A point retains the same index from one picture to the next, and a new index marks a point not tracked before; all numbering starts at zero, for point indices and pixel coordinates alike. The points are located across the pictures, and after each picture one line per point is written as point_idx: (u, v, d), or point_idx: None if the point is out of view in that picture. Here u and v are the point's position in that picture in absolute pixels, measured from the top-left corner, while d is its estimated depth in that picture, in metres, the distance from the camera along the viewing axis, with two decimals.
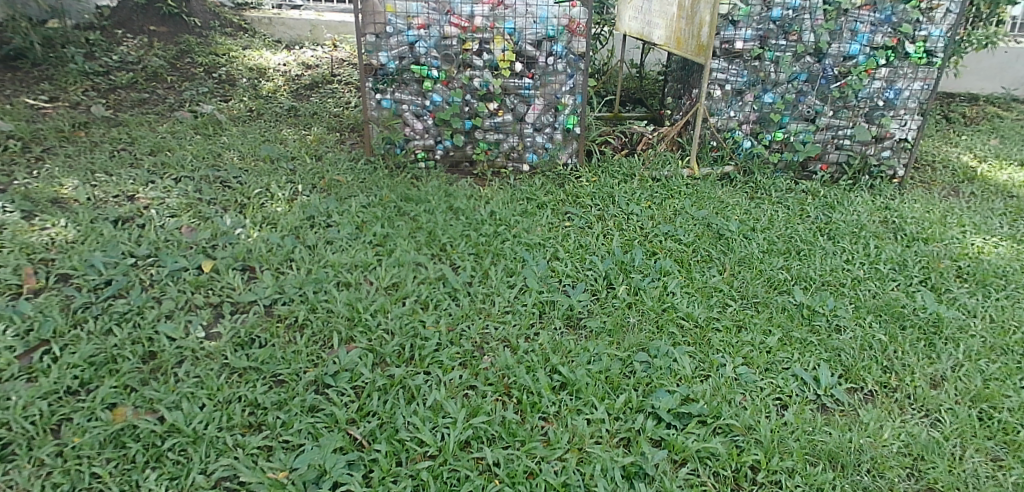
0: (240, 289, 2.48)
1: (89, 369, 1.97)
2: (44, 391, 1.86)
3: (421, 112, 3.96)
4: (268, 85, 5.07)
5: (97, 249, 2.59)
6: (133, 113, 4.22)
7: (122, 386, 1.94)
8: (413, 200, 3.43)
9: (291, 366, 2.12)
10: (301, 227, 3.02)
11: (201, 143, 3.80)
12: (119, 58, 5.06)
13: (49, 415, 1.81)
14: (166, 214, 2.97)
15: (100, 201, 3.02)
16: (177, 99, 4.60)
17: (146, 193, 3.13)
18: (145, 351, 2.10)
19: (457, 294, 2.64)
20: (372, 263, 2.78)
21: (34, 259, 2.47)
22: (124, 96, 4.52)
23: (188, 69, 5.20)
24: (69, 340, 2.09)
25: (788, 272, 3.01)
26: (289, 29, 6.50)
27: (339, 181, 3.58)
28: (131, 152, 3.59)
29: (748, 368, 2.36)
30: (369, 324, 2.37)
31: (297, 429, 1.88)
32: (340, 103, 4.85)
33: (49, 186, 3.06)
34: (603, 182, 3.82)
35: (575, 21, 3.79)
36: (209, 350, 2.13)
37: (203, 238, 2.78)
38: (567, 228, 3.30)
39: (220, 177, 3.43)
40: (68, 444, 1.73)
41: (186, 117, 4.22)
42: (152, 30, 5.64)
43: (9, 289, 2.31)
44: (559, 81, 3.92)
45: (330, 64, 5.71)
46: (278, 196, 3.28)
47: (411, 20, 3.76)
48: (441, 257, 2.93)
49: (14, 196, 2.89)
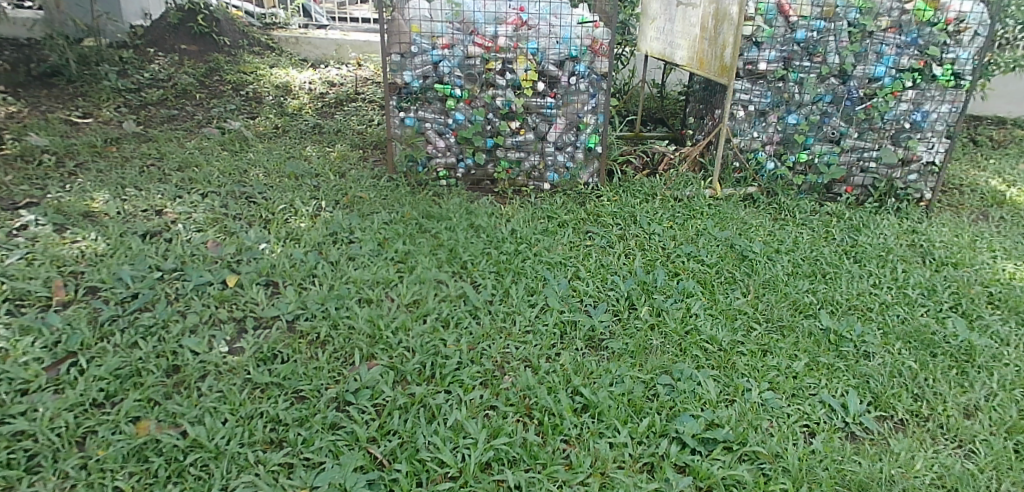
0: (263, 304, 2.49)
1: (114, 382, 1.98)
2: (70, 403, 1.87)
3: (444, 130, 3.99)
4: (294, 103, 5.13)
5: (125, 262, 2.62)
6: (163, 129, 4.30)
7: (146, 399, 1.95)
8: (434, 217, 3.44)
9: (312, 382, 2.11)
10: (324, 242, 3.04)
11: (227, 159, 3.86)
12: (151, 76, 5.16)
13: (75, 427, 1.81)
14: (192, 229, 3.00)
15: (129, 215, 3.06)
16: (205, 115, 4.68)
17: (174, 208, 3.17)
18: (169, 365, 2.11)
19: (478, 313, 2.63)
20: (393, 280, 2.78)
21: (64, 272, 2.51)
22: (154, 112, 4.61)
23: (217, 87, 5.29)
24: (96, 353, 2.10)
25: (814, 295, 2.97)
26: (315, 49, 6.60)
27: (361, 197, 3.60)
28: (159, 168, 3.64)
29: (774, 393, 2.32)
30: (390, 342, 2.37)
31: (318, 447, 1.86)
32: (363, 121, 4.91)
33: (81, 199, 3.11)
34: (625, 202, 3.81)
35: (597, 42, 3.82)
36: (232, 365, 2.14)
37: (228, 253, 2.81)
38: (588, 247, 3.29)
39: (245, 193, 3.47)
40: (92, 457, 1.73)
41: (214, 133, 4.29)
42: (183, 48, 5.77)
43: (39, 301, 2.34)
44: (581, 100, 3.93)
45: (354, 82, 5.78)
46: (302, 212, 3.31)
47: (436, 40, 3.81)
48: (461, 275, 2.93)
49: (47, 210, 2.94)
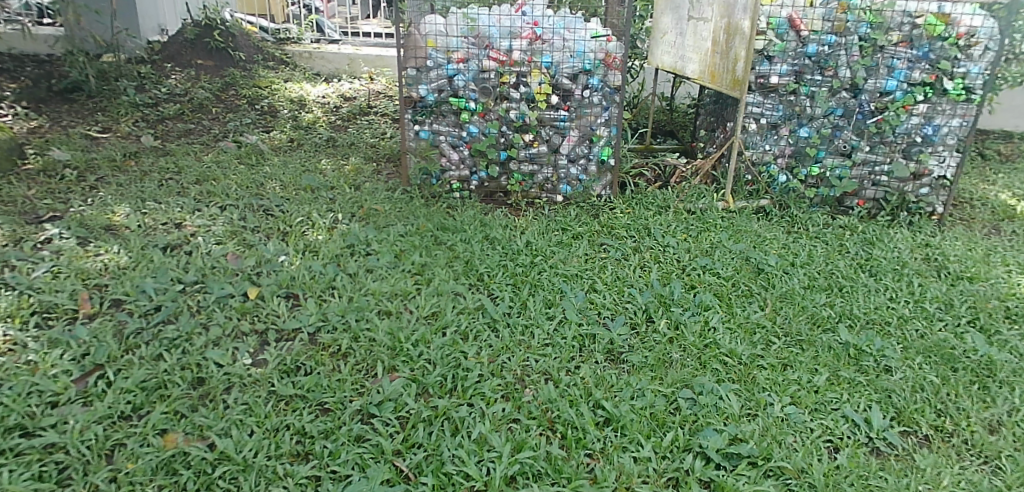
0: (284, 316, 2.50)
1: (141, 395, 1.99)
2: (99, 416, 1.88)
3: (458, 143, 4.01)
4: (308, 116, 5.17)
5: (148, 275, 2.64)
6: (180, 143, 4.34)
7: (173, 412, 1.96)
8: (449, 229, 3.46)
9: (335, 395, 2.12)
10: (341, 254, 3.05)
11: (245, 173, 3.89)
12: (168, 91, 5.22)
13: (104, 439, 1.82)
14: (212, 241, 3.02)
15: (150, 228, 3.09)
16: (221, 129, 4.72)
17: (193, 221, 3.20)
18: (194, 377, 2.11)
19: (497, 325, 2.63)
20: (411, 292, 2.79)
21: (89, 285, 2.53)
22: (171, 127, 4.65)
23: (233, 101, 5.34)
24: (123, 365, 2.11)
25: (831, 309, 2.96)
26: (327, 63, 6.63)
27: (376, 209, 3.63)
28: (178, 181, 3.67)
29: (797, 407, 2.31)
30: (411, 354, 2.37)
31: (344, 459, 1.86)
32: (376, 134, 4.94)
33: (103, 213, 3.14)
34: (638, 214, 3.82)
35: (610, 56, 3.86)
36: (256, 377, 2.14)
37: (248, 266, 2.82)
38: (603, 259, 3.29)
39: (263, 206, 3.50)
40: (121, 470, 1.74)
41: (230, 147, 4.33)
42: (199, 64, 5.83)
43: (66, 313, 2.36)
44: (594, 113, 3.95)
45: (366, 96, 5.83)
46: (320, 225, 3.33)
47: (451, 54, 3.84)
48: (478, 287, 2.93)
49: (70, 223, 2.97)
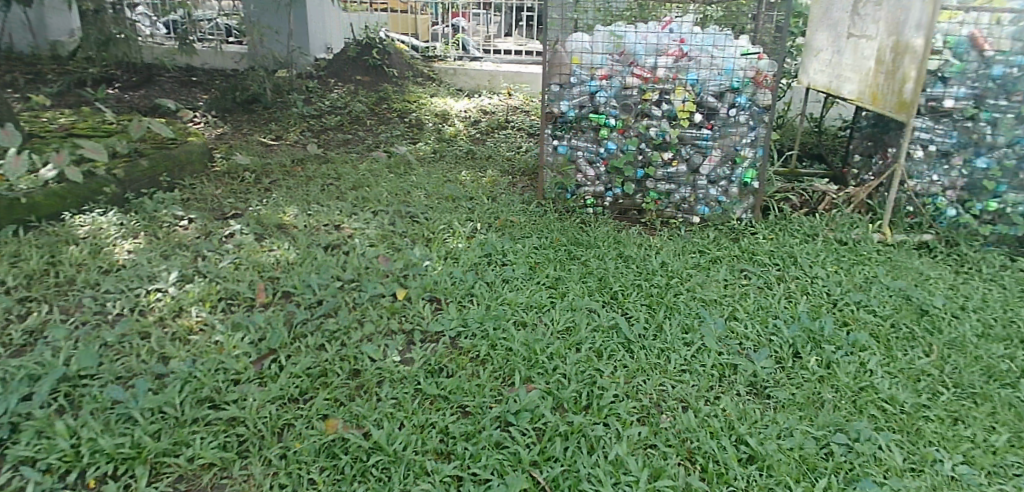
0: (428, 318, 2.60)
1: (307, 380, 2.14)
2: (273, 396, 2.04)
3: (594, 159, 3.98)
4: (450, 129, 5.39)
5: (312, 271, 2.84)
6: (339, 151, 4.68)
7: (333, 399, 2.09)
8: (582, 245, 3.45)
9: (476, 399, 2.16)
10: (480, 263, 3.13)
11: (395, 181, 4.11)
12: (330, 104, 5.64)
13: (276, 418, 1.97)
14: (366, 243, 3.21)
15: (314, 228, 3.33)
16: (374, 140, 5.03)
17: (350, 224, 3.42)
18: (351, 369, 2.24)
19: (631, 346, 2.58)
20: (545, 305, 2.80)
21: (264, 277, 2.76)
22: (331, 136, 5.02)
23: (385, 114, 5.68)
24: (292, 352, 2.29)
25: (1012, 362, 2.62)
26: (469, 79, 6.85)
27: (513, 221, 3.69)
28: (337, 187, 3.95)
29: (971, 468, 2.06)
30: (547, 367, 2.37)
31: (485, 464, 1.89)
32: (513, 147, 5.04)
33: (275, 213, 3.43)
34: (783, 241, 3.61)
35: (761, 74, 3.70)
36: (404, 374, 2.24)
37: (396, 268, 2.97)
38: (744, 286, 3.13)
39: (410, 213, 3.67)
40: (290, 448, 1.86)
41: (382, 156, 4.59)
42: (358, 79, 6.26)
43: (245, 301, 2.59)
44: (739, 133, 3.80)
45: (505, 111, 5.98)
46: (460, 233, 3.44)
47: (595, 71, 3.84)
48: (613, 305, 2.89)
49: (249, 221, 3.27)
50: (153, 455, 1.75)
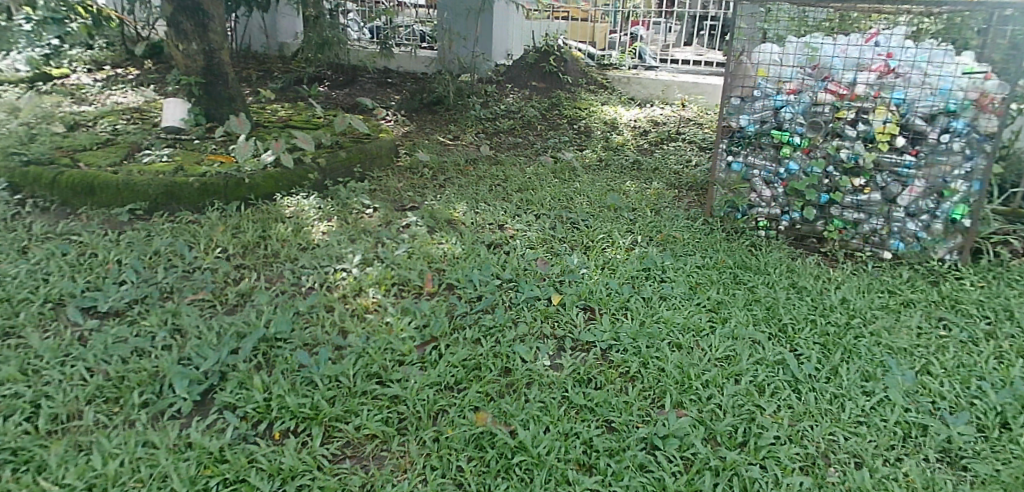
0: (580, 327, 2.63)
1: (462, 371, 2.26)
2: (431, 381, 2.18)
3: (772, 179, 3.75)
4: (618, 138, 5.36)
5: (475, 267, 2.98)
6: (508, 154, 4.86)
7: (484, 393, 2.19)
8: (752, 269, 3.29)
9: (623, 416, 2.15)
10: (637, 277, 3.10)
11: (558, 186, 4.18)
12: (505, 108, 5.87)
13: (433, 402, 2.09)
14: (526, 245, 3.31)
15: (480, 226, 3.49)
16: (542, 144, 5.16)
17: (513, 224, 3.55)
18: (503, 366, 2.33)
19: (800, 386, 2.41)
20: (704, 329, 2.71)
21: (432, 267, 2.94)
22: (503, 139, 5.24)
23: (555, 120, 5.79)
24: (451, 341, 2.43)
25: None
26: (643, 89, 6.67)
27: (674, 237, 3.60)
28: (504, 188, 4.10)
29: None
30: (700, 395, 2.30)
31: (627, 484, 1.88)
32: (681, 161, 4.90)
33: (447, 208, 3.65)
34: (997, 290, 3.13)
35: (986, 96, 3.26)
36: (553, 379, 2.29)
37: (553, 273, 3.03)
38: (944, 338, 2.75)
39: (571, 219, 3.72)
40: (443, 433, 1.98)
41: (548, 162, 4.70)
42: (534, 85, 6.48)
43: (414, 288, 2.78)
44: (951, 162, 3.35)
45: (677, 122, 5.81)
46: (618, 244, 3.43)
47: (782, 85, 3.66)
48: (780, 339, 2.71)
49: (423, 213, 3.51)
50: (327, 418, 1.95)
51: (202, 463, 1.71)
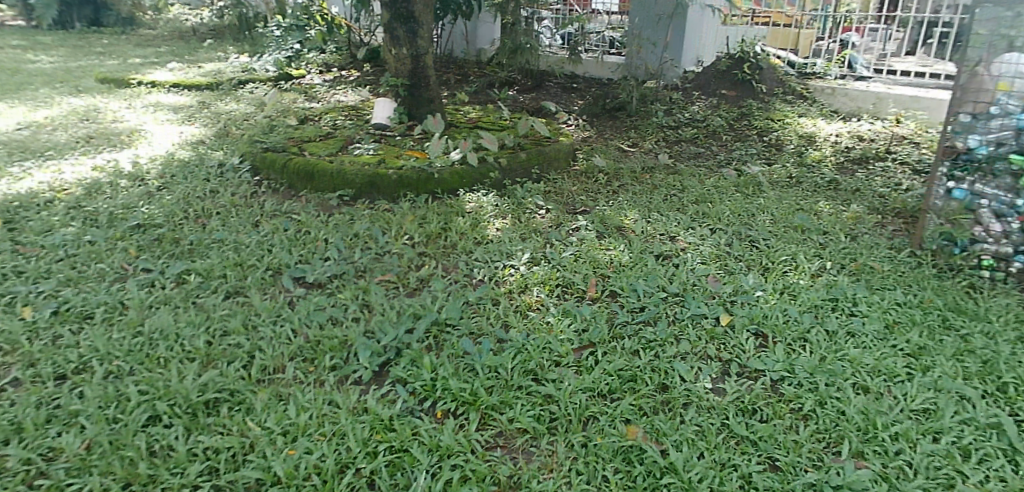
0: (749, 353, 2.14)
1: (616, 380, 1.96)
2: (585, 386, 1.93)
3: (1006, 211, 2.73)
4: (815, 153, 4.55)
5: (640, 276, 2.63)
6: (689, 164, 4.47)
7: (638, 406, 1.87)
8: (968, 315, 2.43)
9: (792, 456, 1.71)
10: (822, 306, 2.45)
11: (740, 201, 3.65)
12: (689, 116, 5.33)
13: (584, 407, 1.84)
14: (698, 260, 2.84)
15: (649, 235, 3.13)
16: (726, 155, 4.65)
17: (685, 236, 3.10)
18: (660, 382, 1.99)
19: (1020, 460, 1.72)
20: (898, 374, 2.04)
21: (596, 272, 2.66)
22: (683, 148, 4.82)
23: (743, 131, 5.09)
24: (609, 348, 2.14)
25: None
26: (850, 101, 5.41)
27: (873, 268, 2.82)
28: (680, 198, 3.71)
29: None
30: (887, 447, 1.74)
31: None
32: (888, 183, 4.01)
33: (618, 214, 3.36)
34: None
35: None
36: (714, 403, 1.89)
37: (725, 291, 2.55)
38: None
39: (750, 237, 3.15)
40: (592, 439, 1.74)
41: (731, 175, 4.20)
42: (723, 93, 5.70)
43: (576, 291, 2.53)
44: None
45: (890, 139, 4.67)
46: (804, 268, 2.77)
47: None
48: (998, 401, 1.95)
49: (593, 218, 3.29)
50: (484, 405, 1.82)
51: (374, 427, 1.65)
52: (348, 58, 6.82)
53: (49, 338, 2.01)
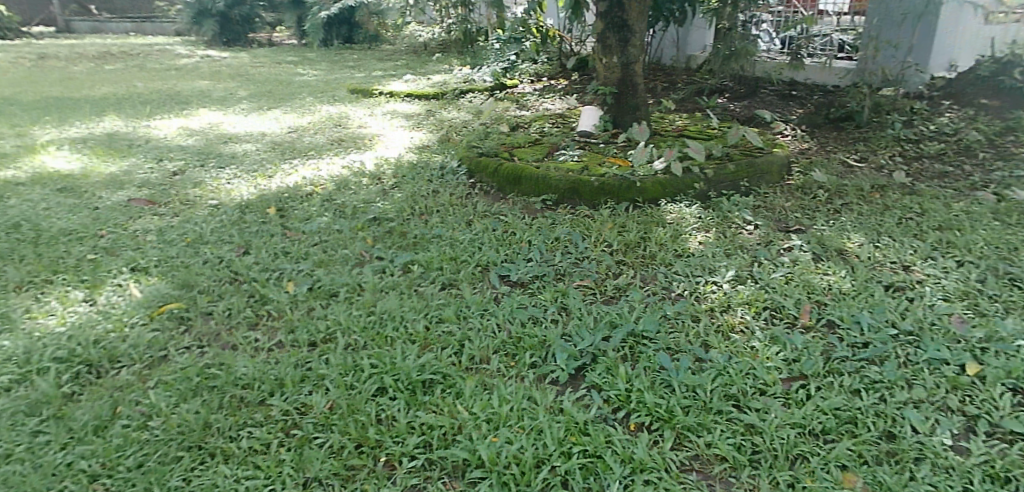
0: (1004, 411, 1.78)
1: (832, 420, 1.74)
2: (793, 421, 1.73)
3: None
4: None
5: (865, 307, 2.34)
6: (931, 184, 3.90)
7: (857, 453, 1.65)
8: None
9: None
10: None
11: (997, 230, 3.13)
12: (937, 128, 4.54)
13: (792, 444, 1.67)
14: (939, 295, 2.47)
15: (877, 263, 2.79)
16: (984, 177, 3.91)
17: (924, 267, 2.73)
18: (885, 429, 1.72)
19: None
20: None
21: (811, 298, 2.40)
22: (927, 166, 4.18)
23: (1010, 147, 4.22)
24: (825, 384, 1.90)
25: None
26: None
27: None
28: (918, 222, 3.27)
29: None
30: None
31: None
32: None
33: (839, 236, 3.05)
34: None
35: None
36: (953, 464, 1.59)
37: (975, 336, 2.14)
38: None
39: (1010, 273, 2.68)
40: (800, 480, 1.56)
41: (988, 198, 3.58)
42: (983, 102, 4.74)
43: (787, 317, 2.29)
44: None
45: None
46: None
47: None
48: None
49: (811, 238, 3.00)
50: (680, 425, 1.71)
51: (569, 429, 1.68)
52: (559, 67, 7.14)
53: (304, 310, 2.34)
